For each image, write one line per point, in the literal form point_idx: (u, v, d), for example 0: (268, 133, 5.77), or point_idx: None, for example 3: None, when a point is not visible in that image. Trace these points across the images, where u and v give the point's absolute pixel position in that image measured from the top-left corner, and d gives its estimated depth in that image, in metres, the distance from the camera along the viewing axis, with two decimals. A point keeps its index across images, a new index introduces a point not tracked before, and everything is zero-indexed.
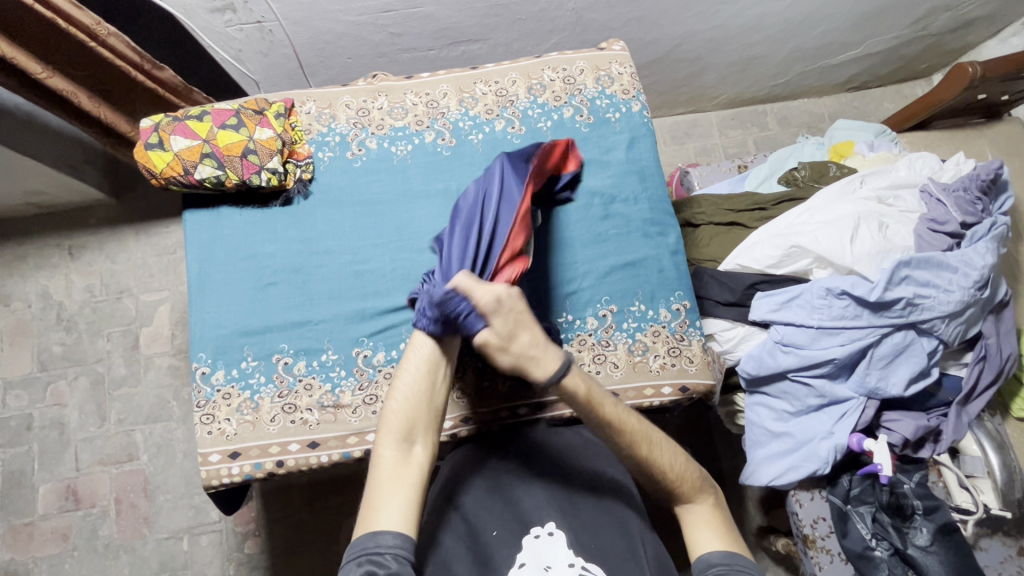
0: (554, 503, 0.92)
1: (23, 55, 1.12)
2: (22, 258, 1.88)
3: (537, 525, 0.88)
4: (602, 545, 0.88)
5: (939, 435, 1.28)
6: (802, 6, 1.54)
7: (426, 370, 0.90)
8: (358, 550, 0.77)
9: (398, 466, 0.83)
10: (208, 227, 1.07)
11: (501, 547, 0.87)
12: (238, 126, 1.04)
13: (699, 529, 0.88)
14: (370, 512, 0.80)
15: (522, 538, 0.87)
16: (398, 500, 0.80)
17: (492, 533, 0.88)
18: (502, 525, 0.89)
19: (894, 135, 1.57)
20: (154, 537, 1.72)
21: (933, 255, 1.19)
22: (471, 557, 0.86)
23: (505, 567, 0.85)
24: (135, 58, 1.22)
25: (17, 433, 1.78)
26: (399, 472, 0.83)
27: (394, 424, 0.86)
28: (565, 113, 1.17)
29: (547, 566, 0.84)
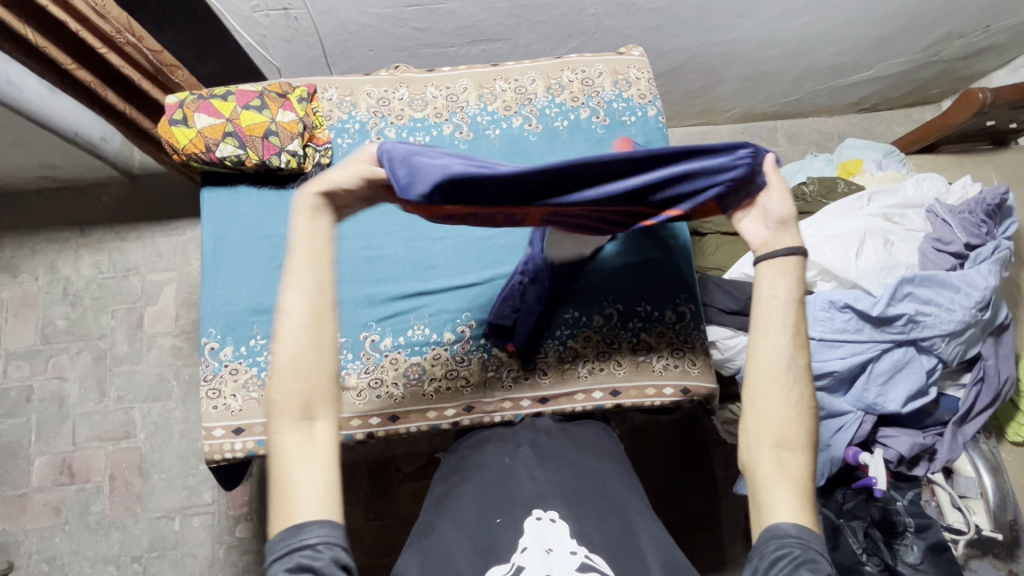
0: (557, 492, 0.89)
1: (52, 46, 1.16)
2: (32, 231, 1.89)
3: (540, 509, 0.86)
4: (606, 536, 0.84)
5: (934, 454, 1.29)
6: (819, 24, 1.56)
7: (307, 317, 0.74)
8: (283, 546, 0.67)
9: (303, 446, 0.71)
10: (225, 204, 1.09)
11: (503, 533, 0.84)
12: (261, 107, 1.06)
13: (784, 481, 0.77)
14: (283, 500, 0.69)
15: (523, 521, 0.85)
16: (316, 480, 0.71)
17: (496, 520, 0.86)
18: (504, 512, 0.87)
19: (902, 156, 1.59)
20: (146, 516, 1.72)
21: (936, 273, 1.20)
22: (471, 547, 0.84)
23: (506, 553, 0.82)
24: (148, 66, 1.27)
25: (17, 404, 1.78)
26: (303, 452, 0.71)
27: (288, 399, 0.72)
28: (581, 114, 1.19)
29: (549, 549, 0.81)
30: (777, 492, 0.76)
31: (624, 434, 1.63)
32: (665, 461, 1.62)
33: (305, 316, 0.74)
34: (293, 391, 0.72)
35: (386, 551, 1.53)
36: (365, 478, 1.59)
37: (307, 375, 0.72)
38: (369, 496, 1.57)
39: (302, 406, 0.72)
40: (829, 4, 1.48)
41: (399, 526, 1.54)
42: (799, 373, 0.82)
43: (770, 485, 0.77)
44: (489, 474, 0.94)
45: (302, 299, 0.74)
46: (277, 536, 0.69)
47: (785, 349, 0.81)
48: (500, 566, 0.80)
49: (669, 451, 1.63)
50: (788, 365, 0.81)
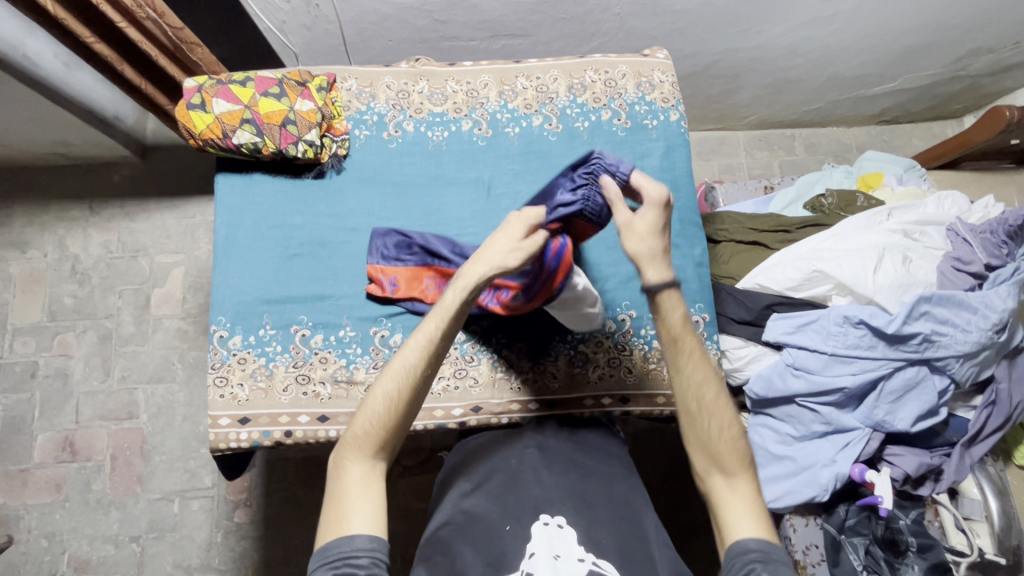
0: (564, 497, 0.90)
1: (75, 21, 1.15)
2: (42, 208, 1.89)
3: (547, 513, 0.87)
4: (615, 541, 0.86)
5: (940, 475, 1.28)
6: (846, 33, 1.53)
7: (408, 374, 0.84)
8: (330, 556, 0.77)
9: (364, 485, 0.81)
10: (239, 192, 1.08)
11: (512, 539, 0.85)
12: (280, 95, 1.04)
13: (735, 500, 0.85)
14: (337, 518, 0.79)
15: (531, 527, 0.86)
16: (368, 504, 0.81)
17: (506, 528, 0.87)
18: (514, 519, 0.87)
19: (923, 171, 1.56)
20: (145, 497, 1.73)
21: (954, 293, 1.18)
22: (483, 557, 0.84)
23: (515, 560, 0.82)
24: (167, 41, 1.25)
25: (22, 379, 1.79)
26: (364, 484, 0.82)
27: (363, 439, 0.82)
28: (603, 115, 1.17)
29: (557, 556, 0.82)
30: (729, 512, 0.84)
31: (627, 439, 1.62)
32: (666, 467, 1.62)
33: (408, 370, 0.84)
34: (369, 429, 0.83)
35: None
36: None
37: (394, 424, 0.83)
38: None
39: (374, 446, 0.83)
40: (857, 14, 1.46)
41: (398, 518, 1.55)
42: (719, 402, 0.88)
43: (724, 507, 0.85)
44: (497, 477, 0.94)
45: (414, 357, 0.85)
46: (322, 547, 0.78)
47: (698, 375, 0.88)
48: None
49: (670, 458, 1.62)
50: (704, 390, 0.88)
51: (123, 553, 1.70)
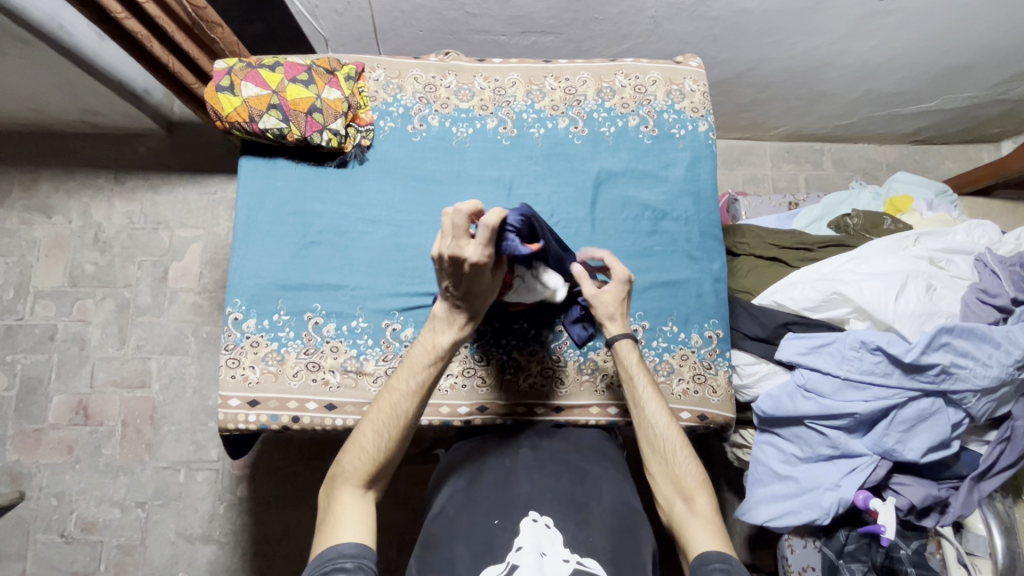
0: (555, 499, 0.91)
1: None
2: (68, 175, 1.92)
3: (537, 511, 0.89)
4: (599, 540, 0.86)
5: (946, 508, 1.26)
6: (884, 50, 1.49)
7: (398, 415, 0.91)
8: (319, 563, 0.81)
9: (355, 509, 0.87)
10: (262, 176, 1.08)
11: (501, 532, 0.87)
12: (308, 82, 1.04)
13: (695, 522, 0.90)
14: (328, 532, 0.84)
15: (520, 521, 0.88)
16: (357, 523, 0.85)
17: (494, 521, 0.89)
18: (503, 514, 0.89)
19: (954, 197, 1.52)
20: (153, 464, 1.77)
21: (978, 325, 1.15)
22: (470, 549, 0.86)
23: (502, 551, 0.84)
24: (187, 18, 1.21)
25: (41, 341, 1.83)
26: (356, 509, 0.87)
27: (356, 470, 0.88)
28: (629, 121, 1.16)
29: (543, 552, 0.83)
30: (690, 533, 0.89)
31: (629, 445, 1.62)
32: None
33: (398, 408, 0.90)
34: (358, 461, 0.89)
35: (379, 528, 1.57)
36: None
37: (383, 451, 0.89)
38: None
39: (365, 476, 0.89)
40: (899, 30, 1.42)
41: (395, 503, 1.58)
42: (671, 433, 0.96)
43: (685, 527, 0.90)
44: (490, 475, 0.96)
45: (404, 395, 0.91)
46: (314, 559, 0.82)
47: (661, 441, 0.95)
48: (495, 564, 0.83)
49: None
50: (671, 446, 0.95)
51: (128, 517, 1.74)
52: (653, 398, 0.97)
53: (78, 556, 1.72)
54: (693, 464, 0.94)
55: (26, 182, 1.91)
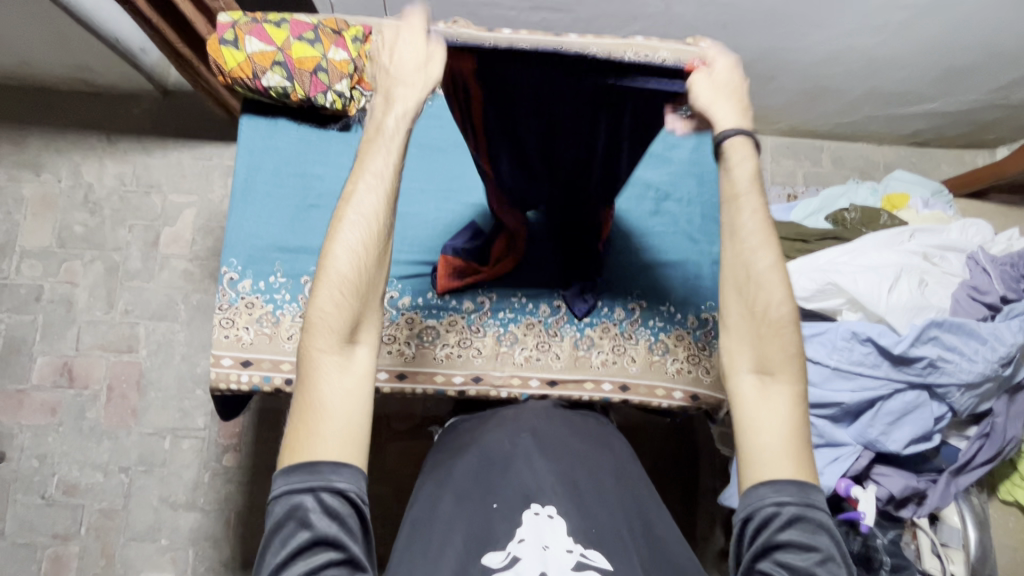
0: (557, 484, 0.89)
1: None
2: (58, 132, 1.87)
3: (538, 503, 0.87)
4: (600, 531, 0.85)
5: (923, 499, 1.28)
6: (891, 46, 1.49)
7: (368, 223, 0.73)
8: (300, 477, 0.70)
9: (336, 373, 0.73)
10: (263, 135, 1.06)
11: (501, 521, 0.85)
12: (314, 40, 1.01)
13: (768, 403, 0.79)
14: (310, 421, 0.71)
15: (521, 513, 0.85)
16: (347, 410, 0.73)
17: (494, 507, 0.87)
18: (504, 501, 0.88)
19: (949, 197, 1.54)
20: (138, 430, 1.75)
21: (967, 321, 1.18)
22: (471, 532, 0.84)
23: (503, 540, 0.83)
24: None
25: (26, 301, 1.80)
26: (337, 376, 0.73)
27: (333, 320, 0.73)
28: None
29: (545, 546, 0.82)
30: (758, 421, 0.79)
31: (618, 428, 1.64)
32: (651, 461, 1.63)
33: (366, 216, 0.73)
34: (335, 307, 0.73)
35: (366, 501, 1.58)
36: None
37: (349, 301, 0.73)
38: None
39: (343, 329, 0.73)
40: (908, 27, 1.42)
41: (384, 476, 1.59)
42: (773, 284, 0.80)
43: (753, 412, 0.79)
44: (490, 455, 0.94)
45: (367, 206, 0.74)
46: (300, 457, 0.71)
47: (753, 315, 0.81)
48: (497, 553, 0.82)
49: (657, 453, 1.63)
50: (766, 300, 0.80)
51: (111, 482, 1.73)
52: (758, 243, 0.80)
53: (59, 519, 1.71)
54: (791, 336, 0.80)
55: (14, 138, 1.87)
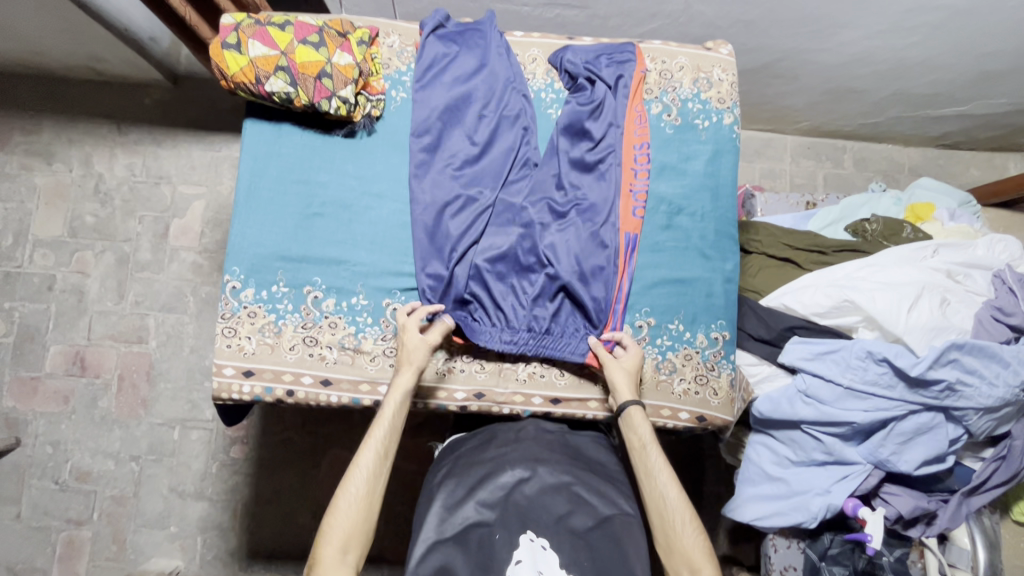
0: (552, 514, 0.89)
1: None
2: (70, 122, 1.87)
3: (535, 530, 0.88)
4: (596, 565, 0.86)
5: (933, 520, 1.25)
6: (923, 48, 1.42)
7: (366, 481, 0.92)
8: None
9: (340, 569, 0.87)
10: (267, 141, 1.04)
11: (501, 547, 0.87)
12: (319, 44, 0.98)
13: None
14: None
15: (518, 537, 0.87)
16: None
17: (496, 535, 0.88)
18: (503, 528, 0.88)
19: (977, 208, 1.48)
20: (148, 420, 1.78)
21: (989, 344, 1.13)
22: (473, 560, 0.86)
23: (503, 568, 0.85)
24: None
25: (39, 290, 1.82)
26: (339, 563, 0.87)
27: (341, 522, 0.89)
28: (652, 109, 1.12)
29: (540, 573, 0.84)
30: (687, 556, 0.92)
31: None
32: None
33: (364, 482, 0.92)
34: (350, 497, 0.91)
35: None
36: None
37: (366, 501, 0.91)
38: None
39: (347, 537, 0.89)
40: (942, 28, 1.35)
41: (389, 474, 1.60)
42: (682, 504, 0.94)
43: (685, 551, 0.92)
44: (488, 479, 0.93)
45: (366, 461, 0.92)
46: None
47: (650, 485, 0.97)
48: None
49: None
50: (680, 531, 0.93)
51: (122, 470, 1.76)
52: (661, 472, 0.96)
53: (72, 504, 1.75)
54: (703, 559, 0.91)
55: (27, 126, 1.87)
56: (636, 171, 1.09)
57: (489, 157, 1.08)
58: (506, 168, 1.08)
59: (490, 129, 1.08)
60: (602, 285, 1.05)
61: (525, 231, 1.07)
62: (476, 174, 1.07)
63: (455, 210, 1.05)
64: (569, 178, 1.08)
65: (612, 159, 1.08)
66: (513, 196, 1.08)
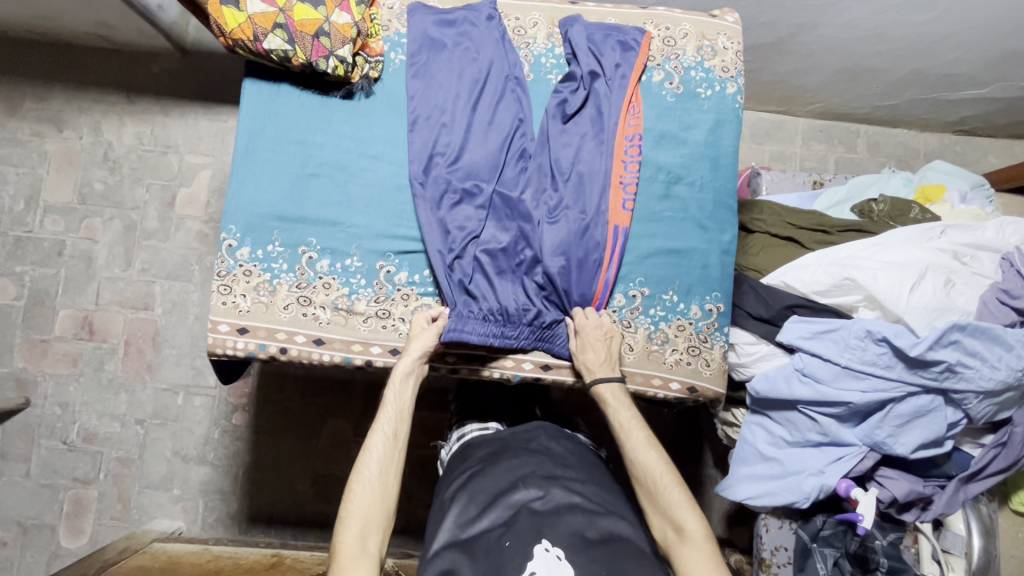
0: (568, 527, 0.84)
1: None
2: (79, 89, 1.89)
3: (549, 539, 0.82)
4: None
5: (928, 504, 1.24)
6: (941, 24, 1.38)
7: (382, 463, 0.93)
8: None
9: (356, 554, 0.86)
10: (265, 101, 1.04)
11: (511, 554, 0.81)
12: (317, 2, 0.97)
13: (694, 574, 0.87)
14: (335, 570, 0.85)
15: (532, 546, 0.81)
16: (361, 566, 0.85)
17: (506, 542, 0.82)
18: (515, 535, 0.83)
19: (990, 192, 1.44)
20: (153, 385, 1.81)
21: (993, 326, 1.10)
22: (481, 567, 0.81)
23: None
24: None
25: (49, 255, 1.85)
26: (358, 552, 0.86)
27: (359, 505, 0.90)
28: (653, 76, 1.10)
29: None
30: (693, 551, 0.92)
31: (603, 416, 1.63)
32: None
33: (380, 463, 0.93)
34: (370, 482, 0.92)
35: None
36: None
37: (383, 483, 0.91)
38: None
39: (364, 522, 0.89)
40: (961, 3, 1.30)
41: None
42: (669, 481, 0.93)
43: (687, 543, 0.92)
44: (502, 496, 0.89)
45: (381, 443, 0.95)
46: None
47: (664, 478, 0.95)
48: None
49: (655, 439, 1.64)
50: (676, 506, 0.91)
51: (128, 433, 1.80)
52: (645, 447, 0.96)
53: (80, 464, 1.80)
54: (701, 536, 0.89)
55: (38, 93, 1.89)
56: (625, 163, 1.07)
57: (483, 147, 1.05)
58: (501, 158, 1.06)
59: (483, 120, 1.06)
60: (589, 276, 1.04)
61: (522, 223, 1.05)
62: (471, 167, 1.05)
63: (452, 203, 1.04)
64: (562, 166, 1.06)
65: (603, 147, 1.06)
66: (510, 187, 1.06)
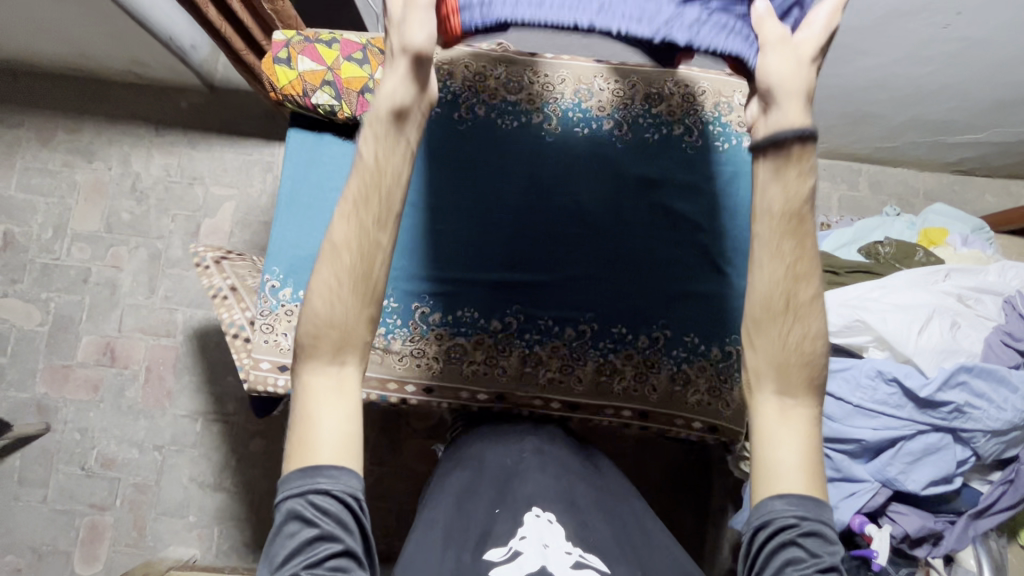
0: (556, 495, 0.89)
1: None
2: (110, 122, 1.96)
3: (539, 506, 0.86)
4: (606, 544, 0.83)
5: (938, 540, 1.27)
6: (938, 77, 1.46)
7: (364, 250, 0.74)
8: (294, 487, 0.69)
9: (327, 399, 0.73)
10: (309, 150, 1.11)
11: (502, 521, 0.85)
12: (363, 62, 1.06)
13: (791, 458, 0.74)
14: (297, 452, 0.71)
15: (523, 514, 0.84)
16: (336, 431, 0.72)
17: (495, 511, 0.87)
18: (504, 505, 0.87)
19: (990, 234, 1.50)
20: (172, 411, 1.84)
21: (998, 368, 1.17)
22: (471, 535, 0.84)
23: (504, 539, 0.81)
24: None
25: (75, 282, 1.89)
26: (329, 397, 0.72)
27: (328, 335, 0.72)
28: (674, 131, 1.17)
29: (546, 546, 0.80)
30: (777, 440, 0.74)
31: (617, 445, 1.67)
32: (663, 475, 1.67)
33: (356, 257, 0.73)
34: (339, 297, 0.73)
35: (383, 497, 1.63)
36: (373, 430, 1.66)
37: (339, 322, 0.72)
38: (377, 443, 1.66)
39: (331, 349, 0.73)
40: (958, 59, 1.38)
41: (400, 475, 1.65)
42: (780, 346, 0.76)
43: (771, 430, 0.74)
44: (490, 469, 0.94)
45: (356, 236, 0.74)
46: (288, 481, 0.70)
47: (783, 325, 0.74)
48: (497, 550, 0.80)
49: (668, 468, 1.67)
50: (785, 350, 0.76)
51: (145, 458, 1.82)
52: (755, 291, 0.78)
53: (97, 490, 1.81)
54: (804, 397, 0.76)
55: (71, 125, 1.96)
56: None
57: None
58: None
59: None
60: None
61: None
62: None
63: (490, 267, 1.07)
64: None
65: None
66: None
